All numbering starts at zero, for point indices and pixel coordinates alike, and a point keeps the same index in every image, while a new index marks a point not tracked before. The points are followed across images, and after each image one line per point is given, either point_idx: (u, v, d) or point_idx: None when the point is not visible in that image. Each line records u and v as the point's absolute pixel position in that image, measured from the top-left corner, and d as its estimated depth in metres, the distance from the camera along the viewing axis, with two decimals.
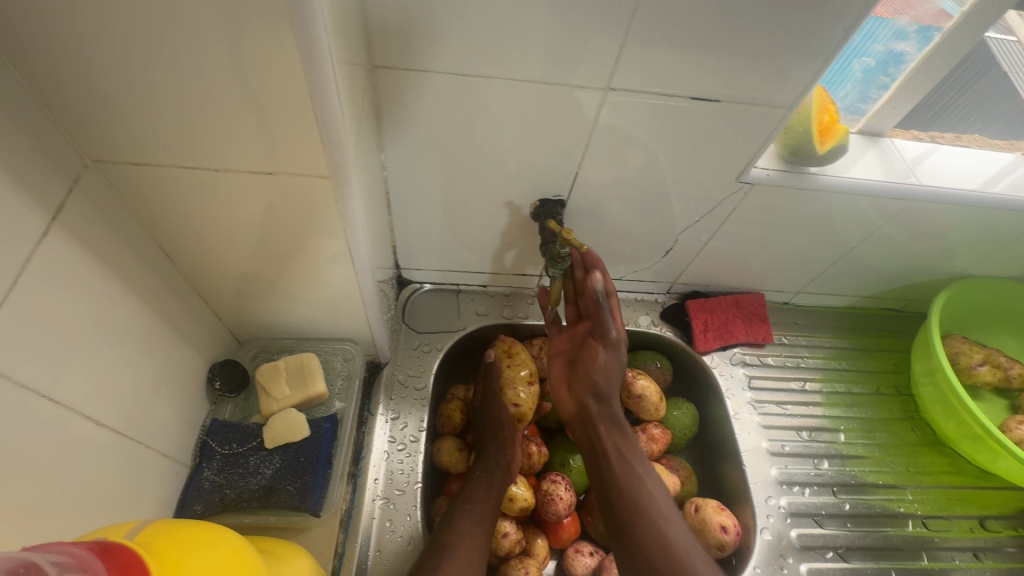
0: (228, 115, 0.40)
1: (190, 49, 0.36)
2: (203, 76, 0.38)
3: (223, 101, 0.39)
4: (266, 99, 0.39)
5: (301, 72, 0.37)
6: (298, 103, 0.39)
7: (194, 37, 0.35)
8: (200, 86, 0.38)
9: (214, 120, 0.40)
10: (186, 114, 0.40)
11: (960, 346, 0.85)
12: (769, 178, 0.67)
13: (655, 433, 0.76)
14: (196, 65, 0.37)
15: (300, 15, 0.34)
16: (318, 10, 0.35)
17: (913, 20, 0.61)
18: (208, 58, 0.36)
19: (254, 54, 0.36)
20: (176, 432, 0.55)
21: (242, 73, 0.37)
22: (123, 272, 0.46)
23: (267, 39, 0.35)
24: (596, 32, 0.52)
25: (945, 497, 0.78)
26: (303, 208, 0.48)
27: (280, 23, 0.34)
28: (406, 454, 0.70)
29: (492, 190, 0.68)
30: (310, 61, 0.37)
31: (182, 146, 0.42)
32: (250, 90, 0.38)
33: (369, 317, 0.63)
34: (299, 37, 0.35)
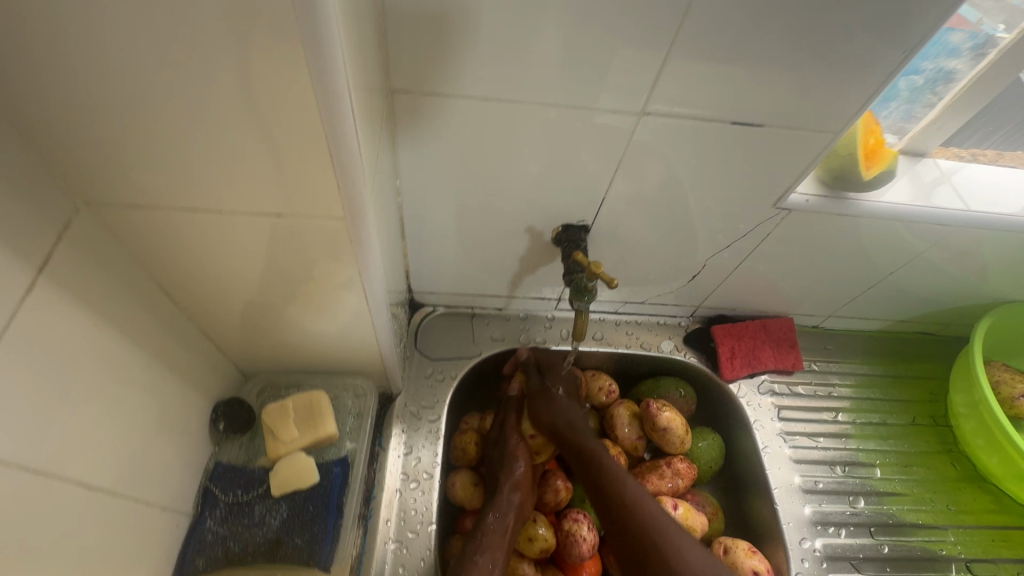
0: (235, 155, 0.37)
1: (195, 84, 0.33)
2: (209, 114, 0.34)
3: (230, 140, 0.36)
4: (278, 139, 0.36)
5: (312, 106, 0.34)
6: (311, 141, 0.36)
7: (200, 72, 0.32)
8: (204, 123, 0.35)
9: (219, 159, 0.37)
10: (189, 153, 0.37)
11: (1002, 374, 0.81)
12: (809, 205, 0.64)
13: (681, 468, 0.72)
14: (201, 101, 0.34)
15: (314, 45, 0.31)
16: (332, 39, 0.31)
17: (967, 36, 0.57)
18: (214, 96, 0.33)
19: (264, 91, 0.33)
20: (177, 478, 0.51)
21: (252, 111, 0.34)
22: (120, 316, 0.43)
23: (280, 73, 0.32)
24: (635, 52, 0.49)
25: (989, 538, 0.74)
26: (315, 245, 0.45)
27: (296, 56, 0.31)
28: (421, 492, 0.66)
29: (511, 215, 0.65)
30: (326, 98, 0.34)
31: (185, 187, 0.39)
32: (260, 128, 0.35)
33: (382, 350, 0.60)
34: (311, 68, 0.32)
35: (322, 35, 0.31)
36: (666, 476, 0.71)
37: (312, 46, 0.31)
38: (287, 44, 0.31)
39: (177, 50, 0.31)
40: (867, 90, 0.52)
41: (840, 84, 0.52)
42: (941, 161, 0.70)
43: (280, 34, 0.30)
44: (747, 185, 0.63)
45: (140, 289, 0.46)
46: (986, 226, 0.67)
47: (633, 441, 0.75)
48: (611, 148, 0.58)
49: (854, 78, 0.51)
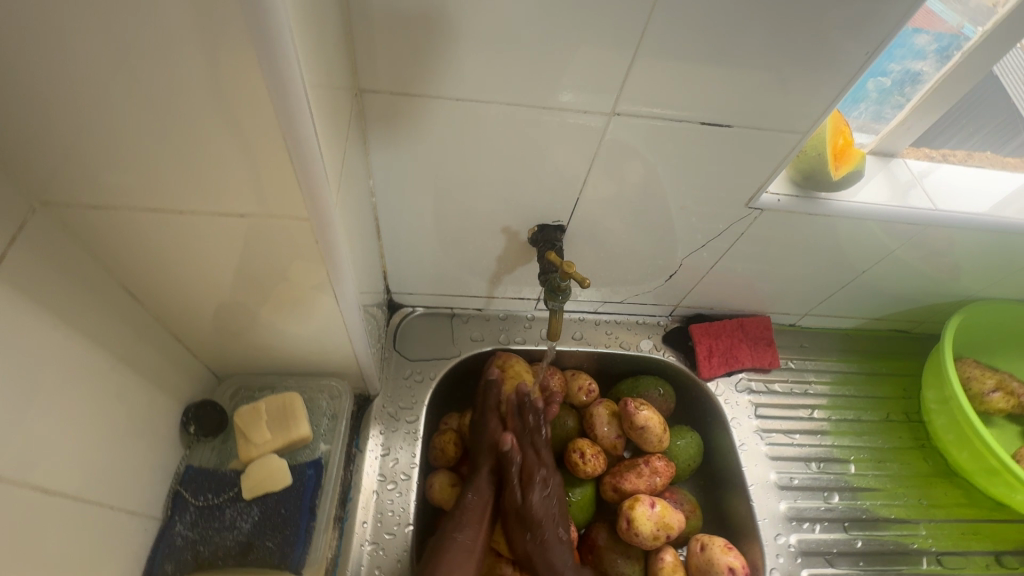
0: (195, 159, 0.37)
1: (149, 86, 0.33)
2: (166, 116, 0.34)
3: (188, 143, 0.36)
4: (237, 138, 0.36)
5: (271, 107, 0.34)
6: (270, 144, 0.36)
7: (154, 75, 0.32)
8: (161, 126, 0.35)
9: (179, 163, 0.37)
10: (148, 157, 0.37)
11: (972, 371, 0.82)
12: (781, 204, 0.65)
13: (658, 466, 0.73)
14: (157, 104, 0.34)
15: (269, 44, 0.31)
16: (288, 40, 0.31)
17: (932, 39, 0.59)
18: (169, 99, 0.33)
19: (220, 93, 0.33)
20: (144, 482, 0.51)
21: (209, 114, 0.34)
22: (80, 319, 0.43)
23: (235, 75, 0.32)
24: (605, 49, 0.49)
25: (959, 531, 0.76)
26: (282, 248, 0.45)
27: (250, 57, 0.31)
28: (398, 493, 0.66)
29: (487, 215, 0.65)
30: (282, 101, 0.34)
31: (145, 191, 0.39)
32: (219, 131, 0.35)
33: (356, 351, 0.60)
34: (267, 69, 0.32)
35: (274, 38, 0.31)
36: (644, 474, 0.72)
37: (265, 49, 0.31)
38: (240, 45, 0.31)
39: (130, 52, 0.31)
40: (830, 91, 0.54)
41: (804, 84, 0.53)
42: (911, 161, 0.72)
43: (232, 35, 0.30)
44: (719, 185, 0.63)
45: (108, 289, 0.45)
46: (954, 225, 0.68)
47: (612, 439, 0.75)
48: (584, 148, 0.58)
49: (818, 78, 0.52)
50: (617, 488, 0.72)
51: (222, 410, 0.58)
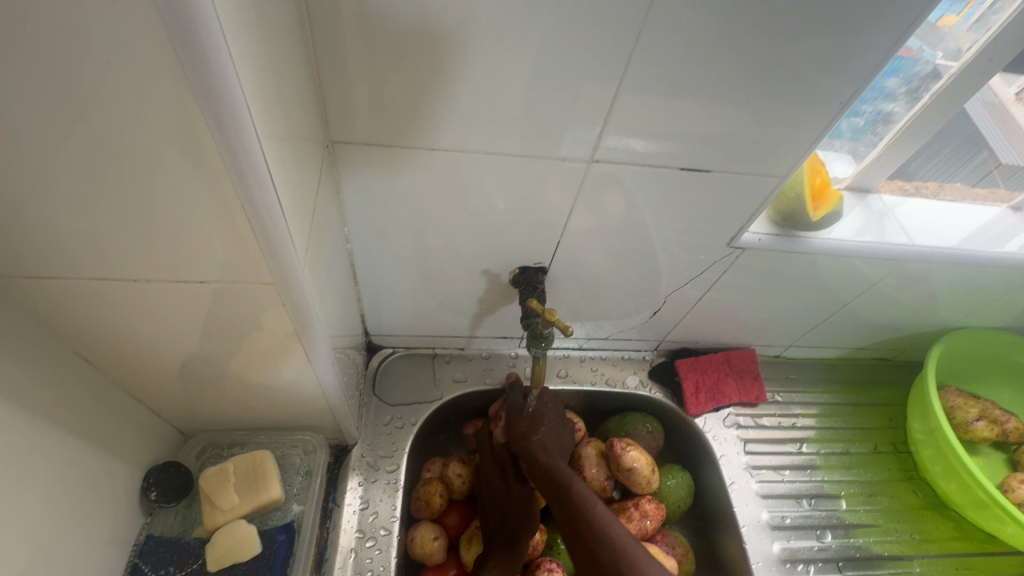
0: (145, 221, 0.36)
1: (98, 151, 0.31)
2: (113, 177, 0.33)
3: (135, 206, 0.35)
4: (191, 201, 0.35)
5: (224, 168, 0.33)
6: (223, 198, 0.35)
7: (98, 138, 0.31)
8: (106, 189, 0.33)
9: (128, 226, 0.36)
10: (94, 221, 0.35)
11: (955, 400, 0.82)
12: (761, 243, 0.65)
13: (648, 509, 0.70)
14: (104, 167, 0.32)
15: (217, 106, 0.30)
16: (239, 100, 0.30)
17: (902, 83, 0.60)
18: (116, 164, 0.32)
19: (169, 152, 0.32)
20: (84, 553, 0.48)
21: (158, 173, 0.33)
22: (13, 386, 0.41)
23: (183, 132, 0.31)
24: (586, 87, 0.49)
25: (953, 566, 0.75)
26: (245, 304, 0.43)
27: (200, 114, 0.30)
28: (378, 551, 0.62)
29: (467, 259, 0.64)
30: (233, 156, 0.32)
31: (94, 255, 0.38)
32: (169, 192, 0.34)
33: (330, 401, 0.58)
34: (217, 131, 0.31)
35: (223, 94, 0.29)
36: (634, 518, 0.70)
37: (213, 105, 0.30)
38: (186, 103, 0.30)
39: (75, 116, 0.29)
40: (802, 133, 0.54)
41: (780, 124, 0.53)
42: (886, 196, 0.73)
43: (178, 93, 0.29)
44: (700, 222, 0.63)
45: (49, 361, 0.44)
46: (931, 259, 0.69)
47: (602, 481, 0.73)
48: (563, 190, 0.58)
49: (788, 119, 0.53)
50: None
51: (186, 474, 0.57)
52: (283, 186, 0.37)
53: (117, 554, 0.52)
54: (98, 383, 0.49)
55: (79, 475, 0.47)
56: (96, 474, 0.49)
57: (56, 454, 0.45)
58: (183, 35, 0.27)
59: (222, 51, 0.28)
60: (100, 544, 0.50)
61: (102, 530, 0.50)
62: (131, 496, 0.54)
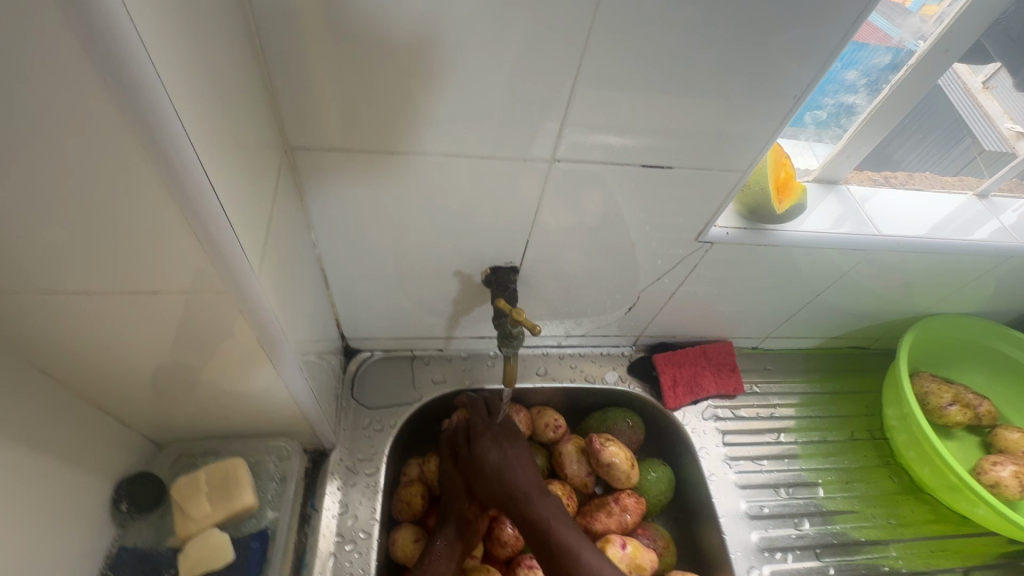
0: (90, 235, 0.35)
1: (40, 174, 0.31)
2: (51, 195, 0.32)
3: (77, 222, 0.34)
4: (134, 216, 0.34)
5: (162, 182, 0.33)
6: (163, 205, 0.34)
7: (37, 159, 0.30)
8: (46, 208, 0.33)
9: (74, 242, 0.35)
10: (36, 241, 0.34)
11: (929, 385, 0.84)
12: (729, 237, 0.66)
13: (628, 503, 0.71)
14: (48, 191, 0.32)
15: (148, 120, 0.30)
16: (170, 113, 0.30)
17: (861, 76, 0.61)
18: (59, 185, 0.32)
19: (108, 170, 0.32)
20: (54, 571, 0.48)
21: (96, 187, 0.32)
22: None
23: (116, 146, 0.31)
24: (544, 86, 0.49)
25: (928, 549, 0.76)
26: (205, 314, 0.43)
27: (133, 130, 0.30)
28: (358, 554, 0.63)
29: (439, 260, 0.64)
30: (164, 159, 0.32)
31: (41, 275, 0.37)
32: (110, 205, 0.34)
33: (302, 406, 0.58)
34: (150, 145, 0.31)
35: (150, 104, 0.29)
36: (614, 513, 0.70)
37: (140, 116, 0.29)
38: (116, 120, 0.29)
39: (13, 141, 0.29)
40: (761, 126, 0.55)
41: (741, 117, 0.54)
42: (854, 187, 0.73)
43: (102, 101, 0.29)
44: (668, 219, 0.64)
45: (11, 379, 0.43)
46: (899, 248, 0.70)
47: (583, 478, 0.74)
48: (529, 189, 0.58)
49: (746, 113, 0.53)
50: (588, 530, 0.71)
51: (158, 484, 0.57)
52: (227, 188, 0.37)
53: (88, 569, 0.52)
54: (63, 399, 0.48)
55: (46, 492, 0.47)
56: (64, 489, 0.49)
57: (20, 474, 0.44)
58: (97, 41, 0.26)
59: (146, 65, 0.28)
60: (70, 560, 0.50)
61: (73, 548, 0.50)
62: (103, 509, 0.54)
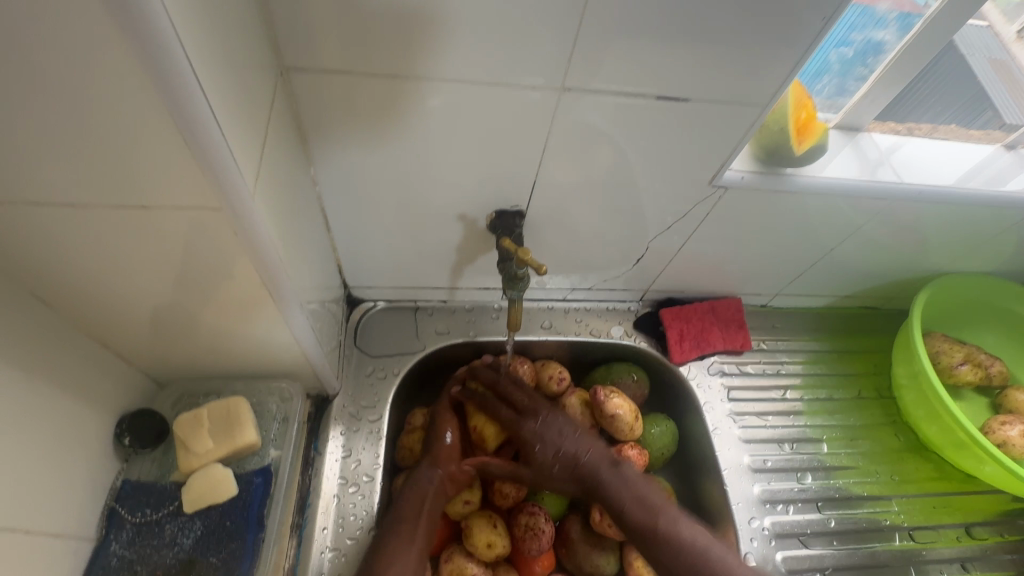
0: (74, 149, 0.33)
1: (14, 74, 0.29)
2: (28, 97, 0.30)
3: (58, 131, 0.32)
4: (120, 129, 0.32)
5: (151, 89, 0.30)
6: (151, 118, 0.32)
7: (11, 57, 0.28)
8: (22, 112, 0.30)
9: (57, 155, 0.33)
10: (18, 151, 0.32)
11: (941, 344, 0.82)
12: (745, 182, 0.63)
13: (631, 454, 0.71)
14: (25, 94, 0.30)
15: (131, 13, 0.27)
16: (157, 7, 0.28)
17: (893, 6, 0.57)
18: (37, 88, 0.29)
19: (89, 73, 0.29)
20: (59, 503, 0.48)
21: (77, 92, 0.30)
22: None
23: (96, 43, 0.28)
24: (555, 11, 0.45)
25: (930, 505, 0.76)
26: (201, 246, 0.41)
27: (113, 24, 0.27)
28: (361, 496, 0.63)
29: (442, 205, 0.63)
30: (150, 59, 0.29)
31: (23, 191, 0.35)
32: (93, 114, 0.31)
33: (304, 349, 0.57)
34: (135, 43, 0.28)
35: None
36: None
37: (122, 7, 0.27)
38: (95, 12, 0.27)
39: None
40: (786, 62, 0.51)
41: (767, 48, 0.50)
42: (876, 135, 0.70)
43: None
44: (682, 164, 0.61)
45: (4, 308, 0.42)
46: (920, 199, 0.67)
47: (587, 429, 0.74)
48: (538, 128, 0.55)
49: (772, 46, 0.50)
50: None
51: (161, 420, 0.57)
52: (219, 101, 0.34)
53: (93, 501, 0.52)
54: (59, 333, 0.47)
55: (45, 427, 0.47)
56: (65, 424, 0.49)
57: (18, 407, 0.44)
58: None
59: None
60: (75, 493, 0.50)
61: (76, 483, 0.50)
62: (106, 445, 0.54)
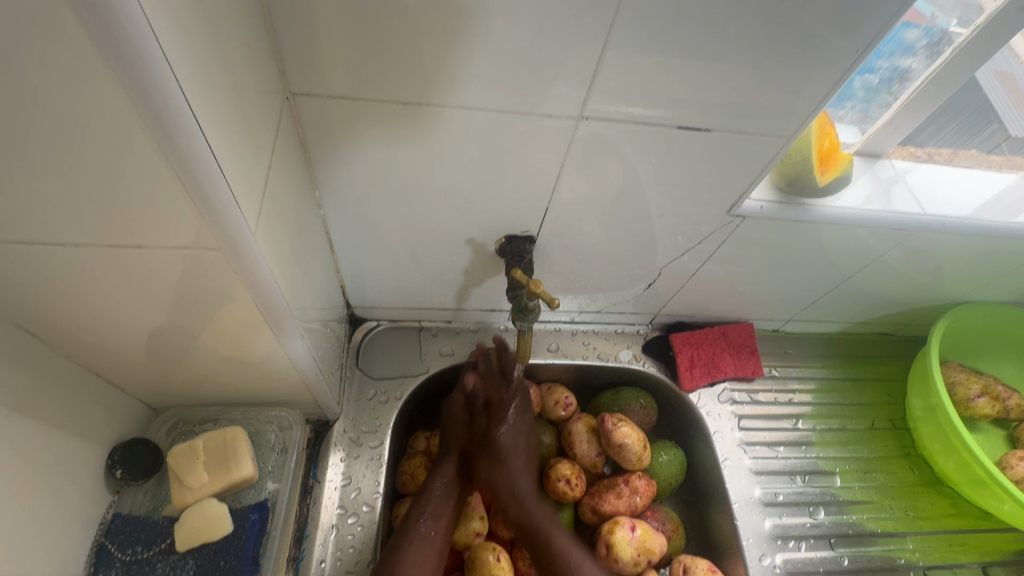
0: (66, 186, 0.31)
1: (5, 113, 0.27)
2: (18, 131, 0.28)
3: (50, 165, 0.30)
4: (115, 168, 0.31)
5: (146, 129, 0.29)
6: (146, 150, 0.30)
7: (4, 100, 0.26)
8: (12, 151, 0.29)
9: (50, 189, 0.31)
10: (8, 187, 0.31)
11: (958, 375, 0.80)
12: (763, 211, 0.62)
13: (638, 485, 0.69)
14: (19, 135, 0.28)
15: (125, 51, 0.26)
16: (152, 44, 0.26)
17: (922, 34, 0.55)
18: (28, 128, 0.28)
19: (90, 116, 0.28)
20: (47, 540, 0.46)
21: (70, 124, 0.28)
22: None
23: (89, 83, 0.27)
24: (573, 40, 0.44)
25: (946, 543, 0.74)
26: (198, 274, 0.40)
27: (109, 65, 0.26)
28: (360, 527, 0.61)
29: (450, 228, 0.61)
30: (145, 98, 0.28)
31: (11, 223, 0.33)
32: (86, 147, 0.29)
33: (304, 376, 0.55)
34: (128, 82, 0.27)
35: (128, 31, 0.25)
36: (624, 494, 0.68)
37: (116, 46, 0.26)
38: (89, 51, 0.26)
39: None
40: (809, 93, 0.50)
41: (790, 79, 0.48)
42: (897, 162, 0.68)
43: (70, 27, 0.25)
44: (698, 192, 0.59)
45: None
46: (942, 230, 0.65)
47: (593, 458, 0.72)
48: (551, 154, 0.54)
49: (795, 77, 0.48)
50: (596, 511, 0.69)
51: (156, 450, 0.55)
52: (218, 136, 0.33)
53: (82, 535, 0.50)
54: (50, 363, 0.46)
55: (35, 460, 0.45)
56: (55, 454, 0.47)
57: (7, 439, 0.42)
58: None
59: None
60: (65, 527, 0.48)
61: (65, 515, 0.48)
62: (97, 475, 0.52)
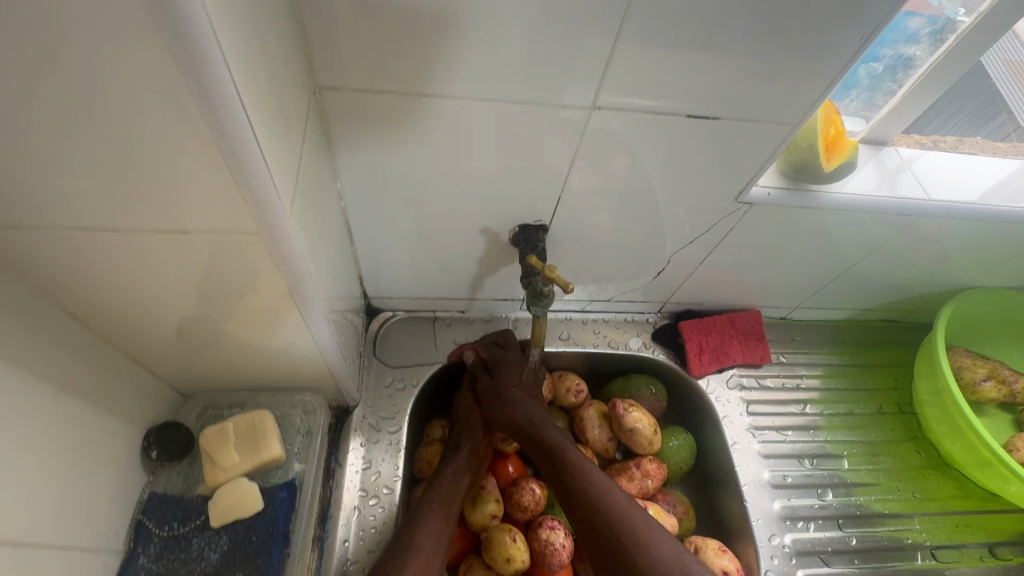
0: (128, 174, 0.34)
1: (80, 106, 0.30)
2: (84, 116, 0.30)
3: (114, 154, 0.33)
4: (170, 156, 0.33)
5: (203, 122, 0.31)
6: (197, 139, 0.32)
7: (81, 94, 0.29)
8: (83, 140, 0.31)
9: (110, 176, 0.34)
10: (70, 172, 0.33)
11: (964, 360, 0.81)
12: (770, 197, 0.63)
13: (650, 469, 0.70)
14: (89, 124, 0.31)
15: (189, 53, 0.28)
16: (215, 47, 0.29)
17: (926, 22, 0.56)
18: (98, 119, 0.31)
19: (153, 110, 0.31)
20: (89, 515, 0.49)
21: (132, 115, 0.31)
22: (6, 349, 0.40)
23: (155, 80, 0.29)
24: (586, 35, 0.46)
25: (952, 524, 0.75)
26: (234, 262, 0.42)
27: (174, 64, 0.29)
28: (381, 508, 0.63)
29: (465, 219, 0.63)
30: (204, 96, 0.30)
31: (73, 208, 0.36)
32: (146, 138, 0.32)
33: (329, 361, 0.57)
34: (192, 81, 0.29)
35: (194, 36, 0.28)
36: (636, 478, 0.70)
37: (183, 49, 0.28)
38: (158, 52, 0.28)
39: (53, 71, 0.28)
40: (815, 83, 0.51)
41: (796, 70, 0.50)
42: (903, 150, 0.69)
43: (141, 31, 0.27)
44: (706, 181, 0.61)
45: (44, 321, 0.43)
46: (948, 215, 0.66)
47: (605, 443, 0.73)
48: (564, 146, 0.55)
49: (801, 68, 0.50)
50: None
51: (188, 432, 0.58)
52: (263, 130, 0.35)
53: (121, 513, 0.53)
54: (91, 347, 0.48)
55: (79, 441, 0.47)
56: (97, 434, 0.50)
57: (55, 420, 0.45)
58: None
59: None
60: (105, 505, 0.51)
61: (105, 493, 0.51)
62: (134, 457, 0.55)
